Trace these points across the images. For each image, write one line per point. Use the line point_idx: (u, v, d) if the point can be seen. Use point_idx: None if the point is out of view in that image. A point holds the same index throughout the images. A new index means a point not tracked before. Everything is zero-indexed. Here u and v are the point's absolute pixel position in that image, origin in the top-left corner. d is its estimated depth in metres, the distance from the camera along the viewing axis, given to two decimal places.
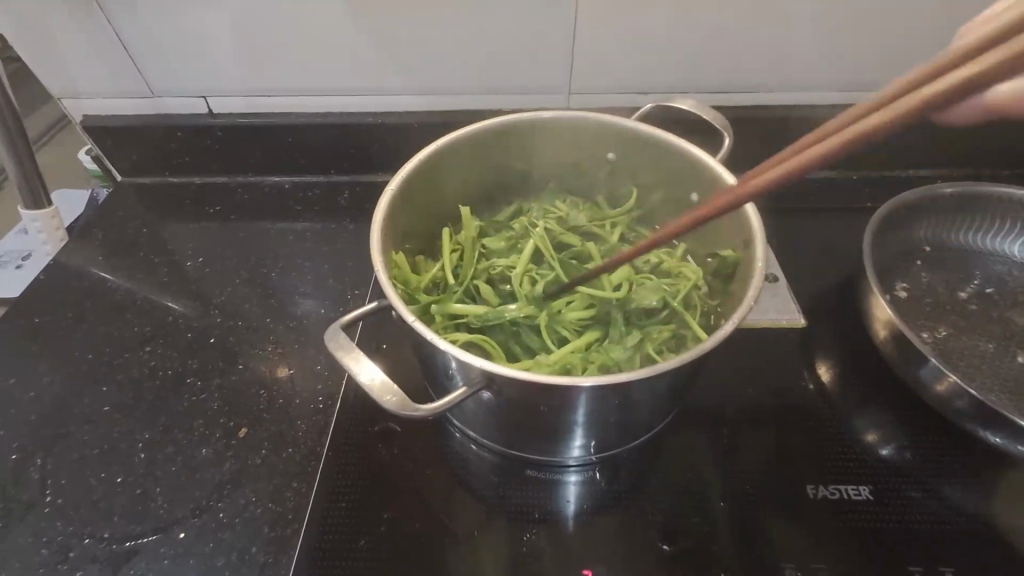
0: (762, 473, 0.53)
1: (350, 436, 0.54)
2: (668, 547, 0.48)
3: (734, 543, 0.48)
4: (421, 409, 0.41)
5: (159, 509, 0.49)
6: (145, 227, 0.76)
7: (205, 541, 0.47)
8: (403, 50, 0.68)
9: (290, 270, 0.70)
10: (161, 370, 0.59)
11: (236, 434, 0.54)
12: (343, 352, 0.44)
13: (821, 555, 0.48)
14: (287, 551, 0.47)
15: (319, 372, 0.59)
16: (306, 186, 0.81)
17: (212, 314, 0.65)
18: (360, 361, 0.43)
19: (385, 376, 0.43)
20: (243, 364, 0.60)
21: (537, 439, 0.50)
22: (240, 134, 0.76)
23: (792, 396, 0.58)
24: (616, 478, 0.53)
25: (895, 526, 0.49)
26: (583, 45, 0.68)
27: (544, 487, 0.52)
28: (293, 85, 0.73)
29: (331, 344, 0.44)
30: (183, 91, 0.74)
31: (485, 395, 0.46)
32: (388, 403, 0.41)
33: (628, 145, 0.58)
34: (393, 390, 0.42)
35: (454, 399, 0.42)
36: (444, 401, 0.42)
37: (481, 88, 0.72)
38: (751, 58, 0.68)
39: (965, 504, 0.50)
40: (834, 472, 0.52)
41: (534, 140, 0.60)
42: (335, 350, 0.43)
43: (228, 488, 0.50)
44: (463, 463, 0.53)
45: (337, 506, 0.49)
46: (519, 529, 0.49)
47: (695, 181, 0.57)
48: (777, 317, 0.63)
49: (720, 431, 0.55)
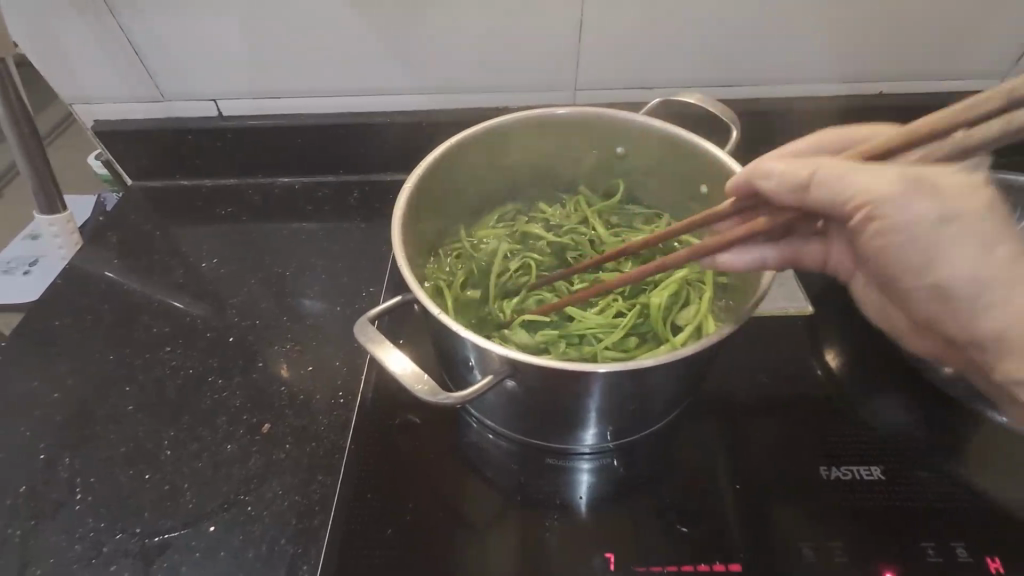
0: (776, 458, 0.54)
1: (373, 431, 0.55)
2: (686, 529, 0.49)
3: (752, 524, 0.49)
4: (451, 397, 0.42)
5: (187, 503, 0.50)
6: (158, 230, 0.77)
7: (235, 534, 0.48)
8: (411, 49, 0.70)
9: (304, 270, 0.71)
10: (182, 369, 0.60)
11: (259, 430, 0.55)
12: (373, 344, 0.45)
13: (837, 534, 0.49)
14: (316, 541, 0.48)
15: (338, 368, 0.60)
16: (316, 186, 0.82)
17: (229, 314, 0.66)
18: (390, 352, 0.44)
19: (414, 366, 0.44)
20: (262, 362, 0.61)
21: (555, 427, 0.51)
22: (252, 135, 0.77)
23: (804, 382, 0.59)
24: (632, 466, 0.54)
25: (907, 504, 0.50)
26: (589, 42, 0.69)
27: (562, 475, 0.53)
28: (301, 87, 0.74)
29: (361, 337, 0.45)
30: (194, 94, 0.74)
31: (508, 384, 0.47)
32: (418, 391, 0.42)
33: (637, 138, 0.59)
34: (423, 379, 0.43)
35: (480, 388, 0.43)
36: (471, 391, 0.43)
37: (487, 87, 0.74)
38: (753, 52, 0.70)
39: (974, 482, 0.51)
40: (845, 453, 0.54)
41: (542, 138, 0.60)
42: (365, 343, 0.44)
43: (254, 482, 0.51)
44: (482, 453, 0.55)
45: (363, 496, 0.50)
46: (541, 516, 0.50)
47: (706, 172, 0.56)
48: (784, 306, 0.65)
49: (733, 417, 0.57)
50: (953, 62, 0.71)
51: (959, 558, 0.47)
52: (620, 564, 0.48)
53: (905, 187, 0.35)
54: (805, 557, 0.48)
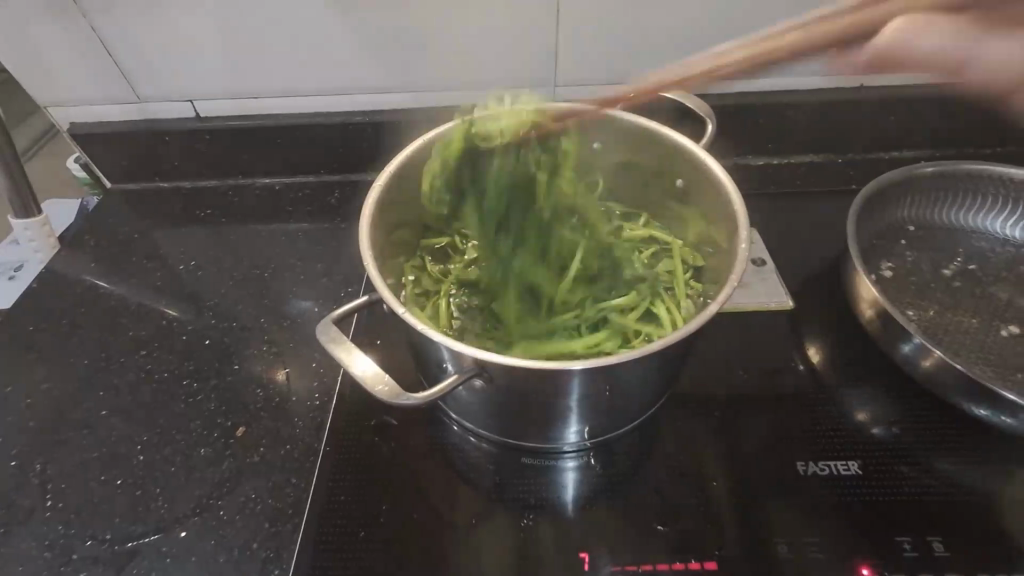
0: (754, 455, 0.53)
1: (349, 435, 0.54)
2: (663, 527, 0.49)
3: (731, 523, 0.49)
4: (414, 397, 0.41)
5: (160, 508, 0.49)
6: (137, 233, 0.76)
7: (206, 539, 0.47)
8: (386, 46, 0.69)
9: (283, 271, 0.71)
10: (158, 372, 0.59)
11: (233, 433, 0.54)
12: (335, 344, 0.44)
13: (813, 530, 0.48)
14: (289, 545, 0.47)
15: (315, 369, 0.59)
16: (296, 186, 0.81)
17: (207, 316, 0.65)
18: (353, 354, 0.44)
19: (376, 368, 0.43)
20: (239, 364, 0.60)
21: (533, 426, 0.51)
22: (230, 137, 0.77)
23: (783, 377, 0.59)
24: (610, 464, 0.53)
25: (884, 499, 0.50)
26: (565, 38, 0.68)
27: (539, 474, 0.53)
28: (278, 88, 0.73)
29: (324, 337, 0.45)
30: (171, 96, 0.74)
31: (477, 383, 0.46)
32: (378, 392, 0.41)
33: (616, 133, 0.58)
34: (383, 380, 0.42)
35: (446, 387, 0.42)
36: (435, 389, 0.42)
37: (464, 84, 0.73)
38: (732, 45, 0.69)
39: (951, 476, 0.51)
40: (824, 448, 0.53)
41: None
42: (326, 344, 0.43)
43: (228, 486, 0.50)
44: (460, 454, 0.54)
45: (337, 500, 0.50)
46: (517, 516, 0.50)
47: (680, 166, 0.56)
48: (764, 301, 0.64)
49: (712, 414, 0.56)
50: None
51: (936, 553, 0.47)
52: (596, 564, 0.47)
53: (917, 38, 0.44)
54: (781, 553, 0.47)
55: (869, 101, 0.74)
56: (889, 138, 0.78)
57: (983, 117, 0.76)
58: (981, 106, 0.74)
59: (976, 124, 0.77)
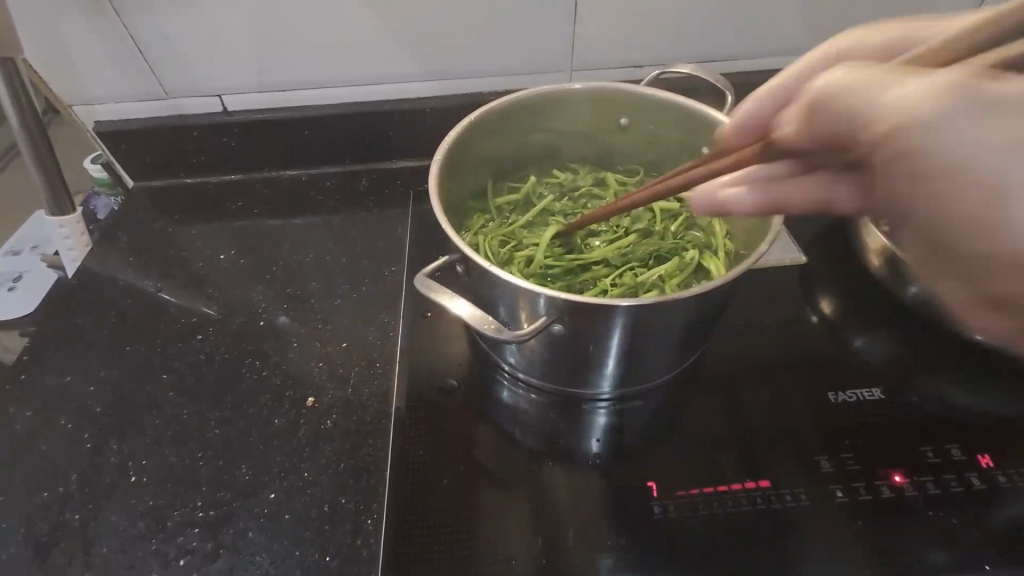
0: (788, 390, 0.59)
1: (419, 394, 0.58)
2: (716, 457, 0.54)
3: (777, 450, 0.54)
4: (509, 335, 0.46)
5: (244, 476, 0.51)
6: (168, 227, 0.78)
7: (296, 499, 0.50)
8: (413, 35, 0.72)
9: (321, 256, 0.73)
10: (217, 355, 0.61)
11: (304, 403, 0.57)
12: (432, 291, 0.48)
13: (849, 446, 0.54)
14: (375, 498, 0.50)
15: (371, 342, 0.62)
16: (322, 177, 0.84)
17: (255, 302, 0.67)
18: (452, 299, 0.48)
19: (473, 311, 0.48)
20: (296, 342, 0.62)
21: (591, 372, 0.56)
22: (258, 130, 0.78)
23: (803, 324, 0.65)
24: (658, 409, 0.58)
25: (905, 417, 0.56)
26: (582, 24, 0.73)
27: (595, 420, 0.57)
28: (305, 79, 0.75)
29: (421, 287, 0.49)
30: (200, 90, 0.75)
31: (555, 329, 0.50)
32: (487, 330, 0.46)
33: (644, 109, 0.61)
34: (486, 320, 0.47)
35: (538, 327, 0.47)
36: (528, 332, 0.47)
37: (486, 71, 0.77)
38: (734, 26, 0.75)
39: (955, 396, 0.58)
40: (847, 380, 0.60)
41: (551, 114, 0.62)
42: (427, 291, 0.48)
43: (308, 450, 0.53)
44: (520, 407, 0.58)
45: (412, 454, 0.53)
46: (582, 455, 0.54)
47: (705, 135, 0.59)
48: (780, 258, 0.71)
49: (745, 360, 0.62)
50: None
51: (955, 457, 0.53)
52: (662, 492, 0.52)
53: (963, 101, 0.22)
54: (822, 468, 0.53)
55: None
56: None
57: None
58: None
59: None
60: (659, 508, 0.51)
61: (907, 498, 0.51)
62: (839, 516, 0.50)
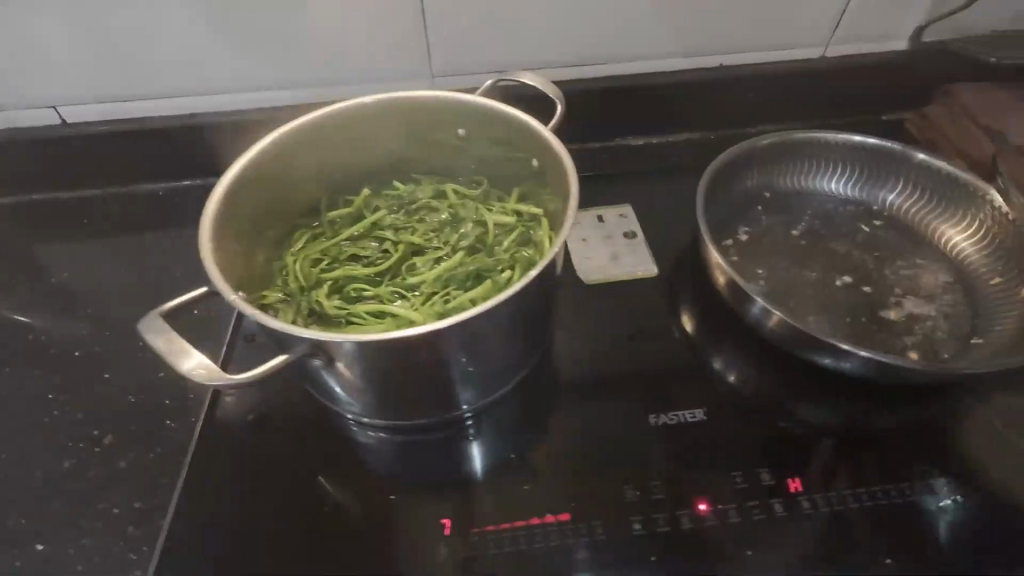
0: (616, 412, 0.57)
1: (230, 428, 0.55)
2: (522, 486, 0.52)
3: (586, 478, 0.52)
4: (226, 377, 0.42)
5: (14, 525, 0.50)
6: (7, 246, 0.74)
7: (63, 549, 0.49)
8: (257, 43, 0.68)
9: (161, 276, 0.70)
10: (23, 387, 0.58)
11: (100, 441, 0.54)
12: (153, 333, 0.44)
13: (656, 473, 0.52)
14: (148, 542, 0.49)
15: (190, 369, 0.59)
16: (180, 192, 0.79)
17: (78, 327, 0.64)
18: (173, 343, 0.44)
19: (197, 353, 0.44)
20: (110, 372, 0.59)
21: (428, 401, 0.53)
22: (101, 143, 0.74)
23: (652, 340, 0.63)
24: (479, 435, 0.56)
25: (723, 439, 0.54)
26: (435, 29, 0.70)
27: (438, 449, 0.55)
28: (146, 89, 0.71)
29: (144, 327, 0.45)
30: (33, 100, 0.70)
31: (318, 363, 0.47)
32: (196, 375, 0.42)
33: (470, 118, 0.57)
34: (204, 363, 0.43)
35: (272, 365, 0.43)
36: (254, 371, 0.43)
37: (342, 79, 0.73)
38: (593, 31, 0.72)
39: (783, 416, 0.56)
40: (675, 401, 0.57)
41: (376, 125, 0.58)
42: (143, 332, 0.44)
43: (92, 493, 0.51)
44: (366, 450, 0.55)
45: (198, 495, 0.51)
46: (384, 490, 0.52)
47: (534, 147, 0.55)
48: (633, 269, 0.68)
49: (579, 381, 0.60)
50: (778, 32, 0.76)
51: (764, 482, 0.51)
52: (455, 529, 0.49)
53: None
54: (628, 497, 0.51)
55: (728, 80, 0.78)
56: (752, 115, 0.83)
57: (834, 91, 0.82)
58: (829, 79, 0.80)
59: (828, 97, 0.82)
60: (447, 547, 0.48)
61: (705, 528, 0.48)
62: (633, 549, 0.48)
